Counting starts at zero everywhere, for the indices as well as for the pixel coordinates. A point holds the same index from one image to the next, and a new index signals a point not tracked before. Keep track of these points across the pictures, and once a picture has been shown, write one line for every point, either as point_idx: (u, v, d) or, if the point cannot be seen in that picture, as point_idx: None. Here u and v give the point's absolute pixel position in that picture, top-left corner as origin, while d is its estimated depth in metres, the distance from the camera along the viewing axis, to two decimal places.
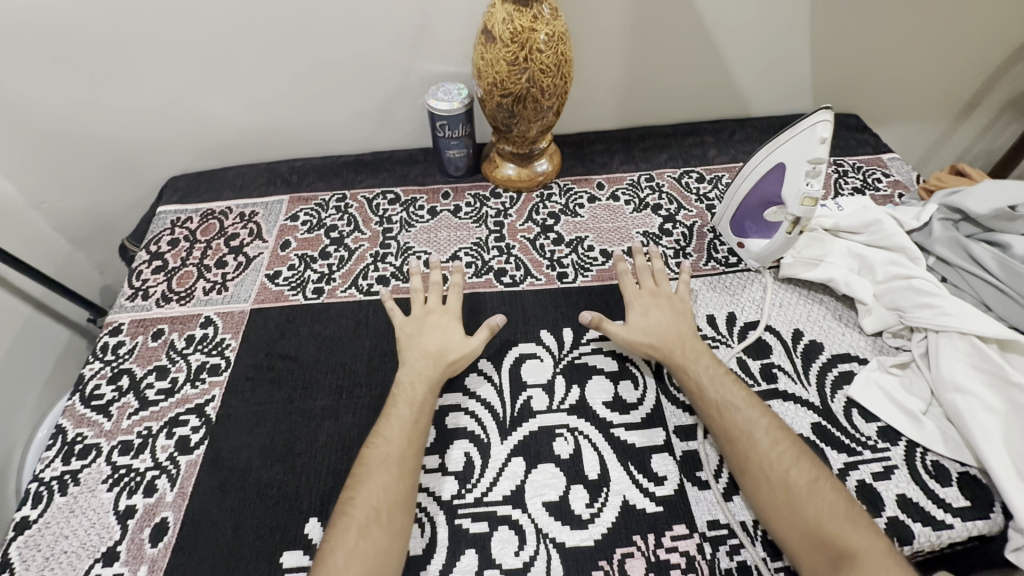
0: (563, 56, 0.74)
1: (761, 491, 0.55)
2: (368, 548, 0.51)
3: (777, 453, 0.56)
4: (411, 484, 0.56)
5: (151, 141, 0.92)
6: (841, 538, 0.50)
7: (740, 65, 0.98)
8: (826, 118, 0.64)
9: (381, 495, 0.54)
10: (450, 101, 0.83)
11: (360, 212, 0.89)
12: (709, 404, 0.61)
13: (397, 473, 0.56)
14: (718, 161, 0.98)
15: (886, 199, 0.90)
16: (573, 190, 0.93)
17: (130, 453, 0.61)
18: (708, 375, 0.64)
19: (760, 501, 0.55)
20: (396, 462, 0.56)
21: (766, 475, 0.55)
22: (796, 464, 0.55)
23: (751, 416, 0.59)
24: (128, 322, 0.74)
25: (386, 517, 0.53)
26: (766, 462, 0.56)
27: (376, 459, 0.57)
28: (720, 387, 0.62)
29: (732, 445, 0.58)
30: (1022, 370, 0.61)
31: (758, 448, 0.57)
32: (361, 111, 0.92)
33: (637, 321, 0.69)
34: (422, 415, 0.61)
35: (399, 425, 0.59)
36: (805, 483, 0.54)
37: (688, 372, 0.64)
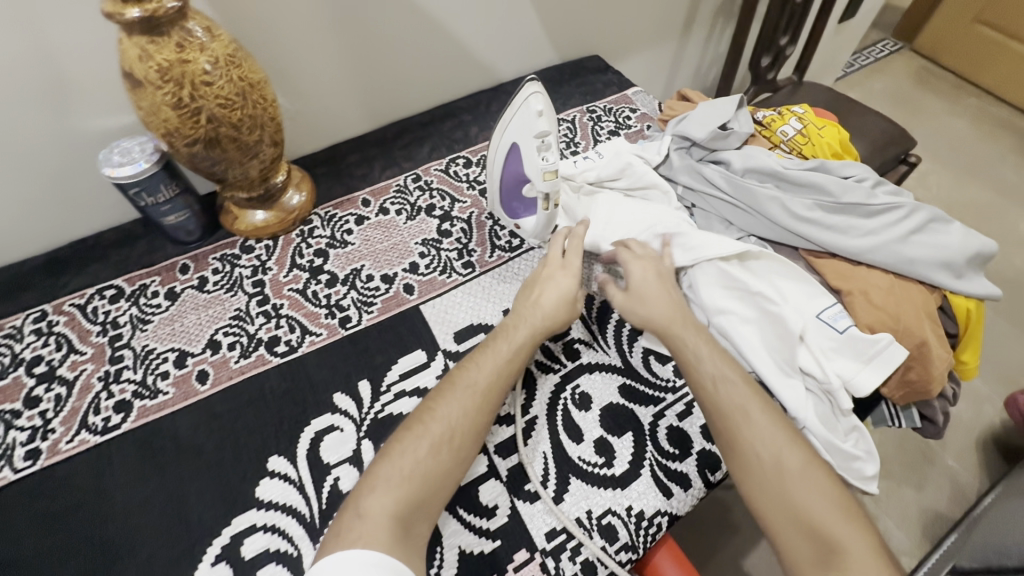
0: (245, 81, 0.62)
1: (751, 479, 0.52)
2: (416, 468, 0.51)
3: (772, 433, 0.53)
4: (489, 417, 0.56)
5: None
6: (824, 527, 0.49)
7: (471, 35, 0.93)
8: (538, 89, 0.63)
9: (460, 420, 0.54)
10: (136, 163, 0.66)
11: (72, 327, 0.70)
12: (701, 380, 0.58)
13: (480, 402, 0.56)
14: (481, 140, 0.94)
15: (638, 135, 0.94)
16: (336, 216, 0.82)
17: None
18: (696, 354, 0.59)
19: (749, 483, 0.53)
20: (481, 390, 0.57)
21: (760, 458, 0.53)
22: (790, 446, 0.53)
23: (746, 394, 0.56)
24: None
25: (460, 441, 0.54)
26: (760, 445, 0.53)
27: (465, 380, 0.57)
28: (719, 363, 0.58)
29: (722, 426, 0.55)
30: (764, 275, 0.66)
31: (752, 428, 0.54)
32: (25, 201, 0.71)
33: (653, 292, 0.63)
34: (517, 356, 0.60)
35: (495, 358, 0.59)
36: (799, 466, 0.52)
37: (681, 350, 0.60)
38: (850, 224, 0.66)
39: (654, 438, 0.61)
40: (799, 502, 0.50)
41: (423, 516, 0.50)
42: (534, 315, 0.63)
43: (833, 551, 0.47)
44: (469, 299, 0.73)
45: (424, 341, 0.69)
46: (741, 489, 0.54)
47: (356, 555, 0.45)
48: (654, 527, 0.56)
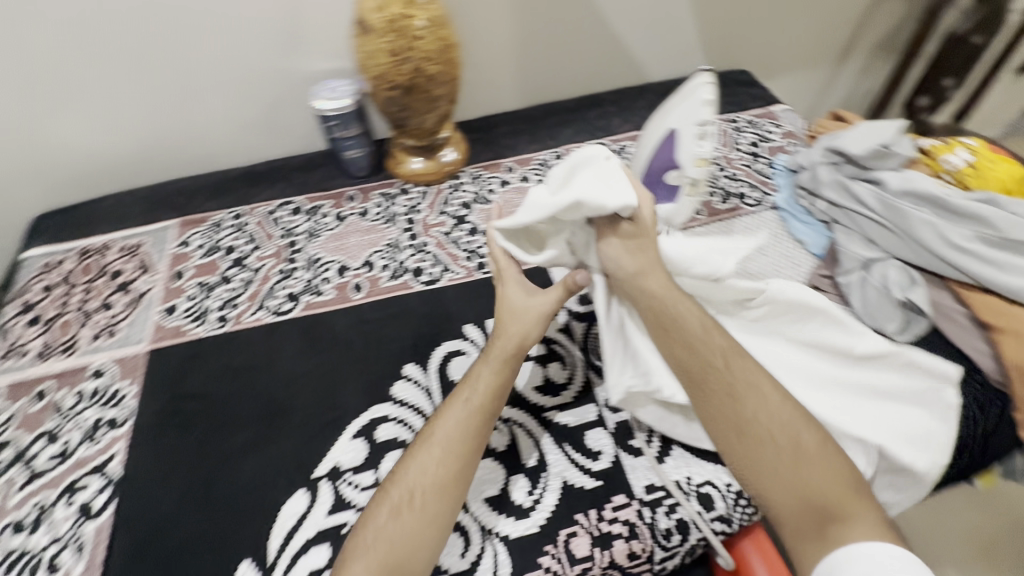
0: (446, 41, 0.71)
1: (756, 457, 0.51)
2: (401, 540, 0.48)
3: (782, 414, 0.52)
4: (459, 466, 0.51)
5: (11, 177, 0.83)
6: (835, 504, 0.48)
7: (630, 33, 0.99)
8: (709, 80, 0.67)
9: (421, 477, 0.50)
10: (339, 99, 0.78)
11: (260, 228, 0.83)
12: (705, 350, 0.56)
13: (442, 455, 0.52)
14: (622, 131, 0.98)
15: (779, 150, 0.95)
16: (483, 177, 0.91)
17: (24, 532, 0.55)
18: (703, 326, 0.57)
19: (738, 456, 0.52)
20: (448, 442, 0.52)
21: (772, 436, 0.51)
22: (803, 425, 0.52)
23: (753, 369, 0.55)
24: (5, 387, 0.66)
25: (421, 500, 0.49)
26: (770, 421, 0.52)
27: (443, 437, 0.52)
28: (711, 332, 0.57)
29: (728, 403, 0.54)
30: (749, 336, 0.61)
31: (765, 407, 0.53)
32: (245, 119, 0.86)
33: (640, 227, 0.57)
34: (483, 404, 0.55)
35: (461, 408, 0.54)
36: (813, 446, 0.51)
37: (682, 324, 0.57)
38: (1011, 262, 0.64)
39: None
40: (810, 479, 0.49)
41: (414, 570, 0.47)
42: (505, 345, 0.58)
43: (841, 524, 0.47)
44: None
45: None
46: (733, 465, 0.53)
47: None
48: (751, 508, 0.57)
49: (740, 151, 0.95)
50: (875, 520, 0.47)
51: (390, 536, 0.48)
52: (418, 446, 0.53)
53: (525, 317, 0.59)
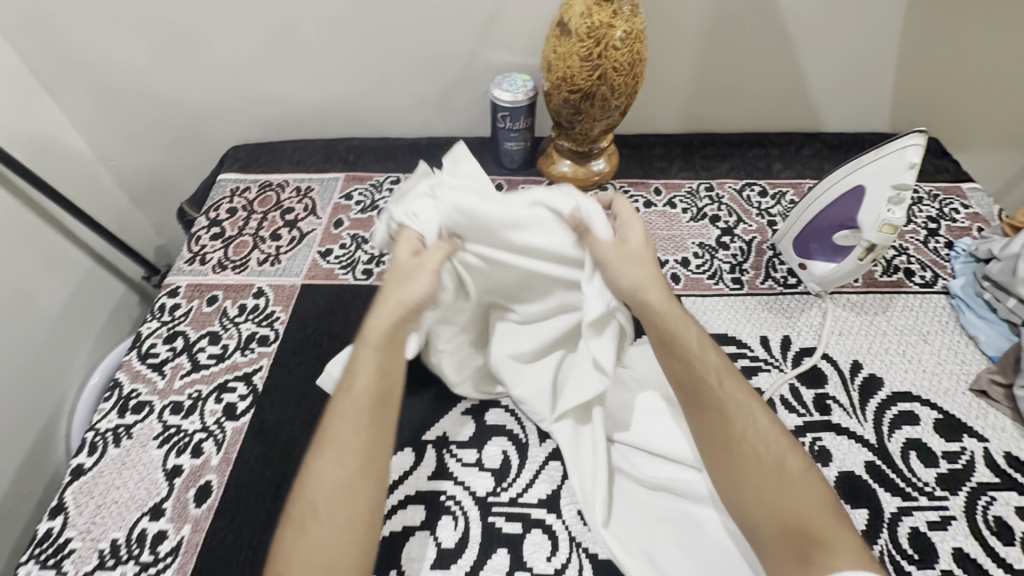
0: (638, 55, 0.72)
1: (743, 475, 0.49)
2: (323, 547, 0.44)
3: (772, 434, 0.51)
4: (367, 461, 0.49)
5: (222, 110, 0.96)
6: (818, 530, 0.45)
7: (813, 77, 0.94)
8: (918, 142, 0.62)
9: (331, 485, 0.47)
10: (514, 92, 0.81)
11: None
12: (695, 368, 0.55)
13: (344, 456, 0.48)
14: (783, 176, 0.93)
15: (963, 232, 0.85)
16: (629, 193, 0.90)
17: (180, 413, 0.62)
18: (700, 343, 0.56)
19: (726, 480, 0.50)
20: (349, 442, 0.49)
21: (757, 453, 0.50)
22: (790, 449, 0.50)
23: (746, 395, 0.53)
24: (185, 286, 0.75)
25: (326, 509, 0.46)
26: (756, 441, 0.50)
27: (335, 436, 0.49)
28: (705, 350, 0.56)
29: (714, 420, 0.52)
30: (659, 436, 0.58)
31: (752, 424, 0.51)
32: (423, 96, 0.92)
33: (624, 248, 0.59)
34: (379, 390, 0.52)
35: (355, 406, 0.51)
36: (799, 469, 0.49)
37: (680, 340, 0.56)
38: None
39: (892, 529, 0.57)
40: (791, 501, 0.47)
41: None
42: (386, 312, 0.55)
43: (821, 548, 0.44)
44: (730, 311, 0.75)
45: None
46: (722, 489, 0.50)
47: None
48: None
49: (914, 224, 0.86)
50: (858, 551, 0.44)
51: (307, 552, 0.44)
52: (314, 452, 0.49)
53: (410, 275, 0.56)
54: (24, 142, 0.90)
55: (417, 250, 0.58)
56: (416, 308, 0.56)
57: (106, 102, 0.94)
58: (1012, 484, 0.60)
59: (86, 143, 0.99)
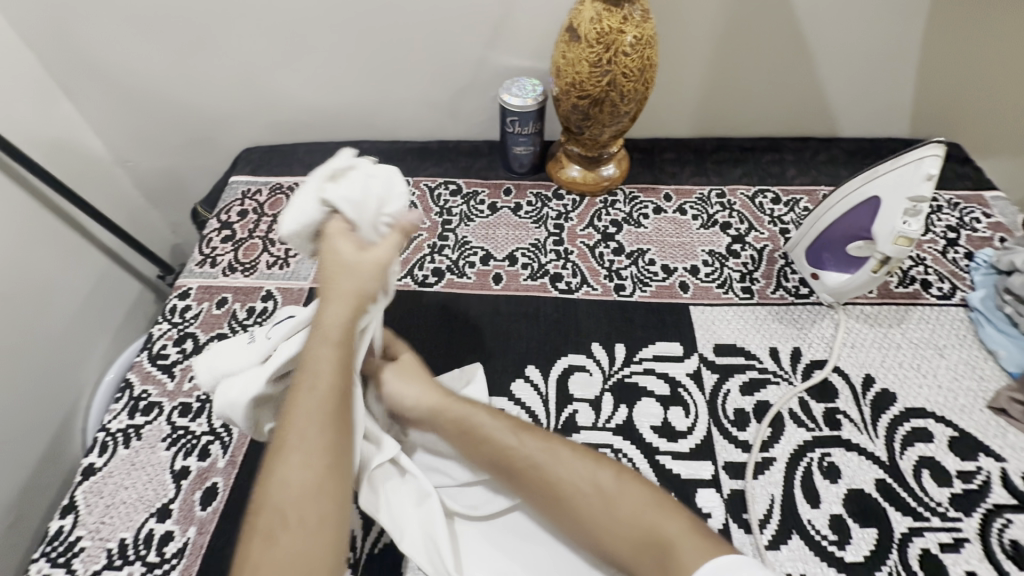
0: (648, 61, 0.71)
1: (577, 520, 0.51)
2: (300, 549, 0.44)
3: (572, 465, 0.53)
4: (332, 462, 0.48)
5: (235, 113, 0.97)
6: (655, 534, 0.48)
7: (830, 82, 0.92)
8: (936, 153, 0.60)
9: (297, 489, 0.46)
10: (523, 97, 0.81)
11: (422, 202, 0.88)
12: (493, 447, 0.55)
13: (311, 457, 0.48)
14: (797, 182, 0.91)
15: (983, 242, 0.82)
16: (638, 199, 0.89)
17: (188, 415, 0.63)
18: (488, 418, 0.57)
19: (574, 527, 0.51)
20: (319, 438, 0.48)
21: (581, 498, 0.51)
22: (594, 468, 0.52)
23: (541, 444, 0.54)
24: (196, 288, 0.77)
25: (294, 515, 0.45)
26: (573, 483, 0.52)
27: (298, 435, 0.48)
28: (478, 419, 0.57)
29: (536, 482, 0.53)
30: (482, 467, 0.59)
31: (567, 471, 0.52)
32: (432, 100, 0.92)
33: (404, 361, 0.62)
34: (339, 387, 0.51)
35: (313, 410, 0.49)
36: (612, 483, 0.51)
37: (469, 425, 0.57)
38: None
39: (902, 550, 0.55)
40: (632, 518, 0.49)
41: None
42: (339, 309, 0.53)
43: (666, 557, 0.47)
44: (739, 321, 0.74)
45: (685, 338, 0.72)
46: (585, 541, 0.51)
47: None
48: None
49: (933, 234, 0.84)
50: (695, 539, 0.47)
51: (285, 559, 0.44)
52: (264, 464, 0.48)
53: (368, 271, 0.54)
54: (44, 145, 0.92)
55: (360, 245, 0.56)
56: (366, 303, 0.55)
57: (121, 104, 0.96)
58: None
59: (104, 146, 1.02)
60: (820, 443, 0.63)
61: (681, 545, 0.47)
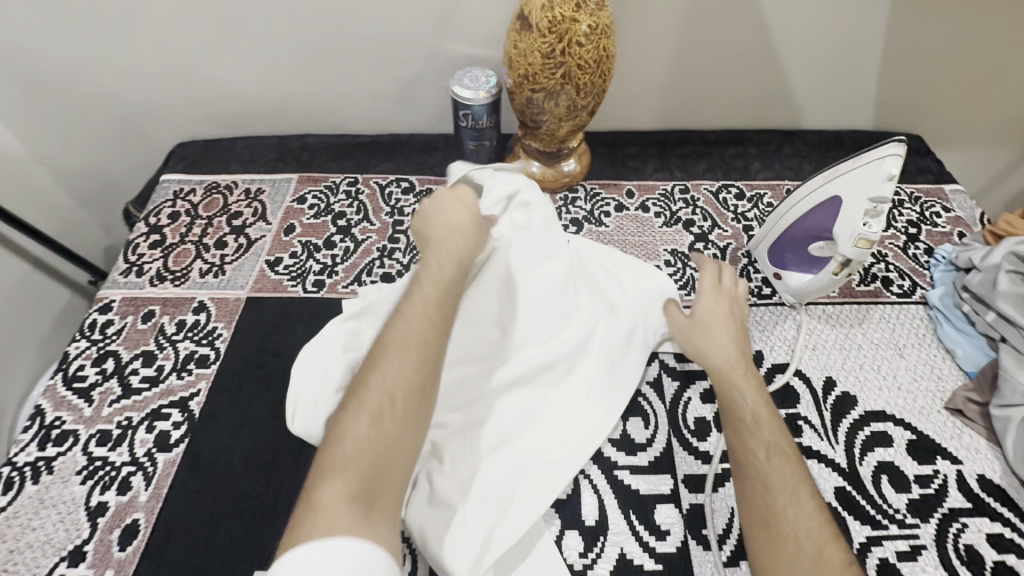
0: (604, 52, 0.67)
1: (776, 551, 0.47)
2: (395, 419, 0.46)
3: (806, 511, 0.49)
4: (425, 395, 0.48)
5: (166, 104, 0.89)
6: None
7: (794, 73, 0.89)
8: (898, 152, 0.58)
9: (389, 400, 0.47)
10: (476, 89, 0.76)
11: (372, 201, 0.83)
12: (744, 442, 0.54)
13: (417, 384, 0.48)
14: (761, 177, 0.89)
15: (943, 238, 0.81)
16: (600, 195, 0.85)
17: (107, 444, 0.58)
18: (756, 414, 0.55)
19: (761, 556, 0.48)
20: (416, 361, 0.49)
21: (797, 534, 0.47)
22: (819, 528, 0.47)
23: (786, 470, 0.51)
24: (119, 300, 0.70)
25: (391, 415, 0.46)
26: (795, 517, 0.48)
27: (393, 355, 0.49)
28: (762, 425, 0.54)
29: (756, 494, 0.51)
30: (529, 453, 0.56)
31: (797, 505, 0.49)
32: (382, 91, 0.86)
33: (703, 314, 0.64)
34: (442, 322, 0.53)
35: (416, 335, 0.51)
36: (838, 561, 0.45)
37: (736, 408, 0.56)
38: None
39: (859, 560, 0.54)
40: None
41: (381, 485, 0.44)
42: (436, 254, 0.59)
43: None
44: None
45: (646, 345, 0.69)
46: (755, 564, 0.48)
47: (338, 546, 0.37)
48: None
49: (894, 229, 0.83)
50: None
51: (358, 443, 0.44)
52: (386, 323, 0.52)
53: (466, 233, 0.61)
54: None
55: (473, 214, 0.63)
56: (466, 266, 0.60)
57: (36, 95, 0.87)
58: (984, 510, 0.57)
59: (18, 139, 0.92)
60: None
61: None
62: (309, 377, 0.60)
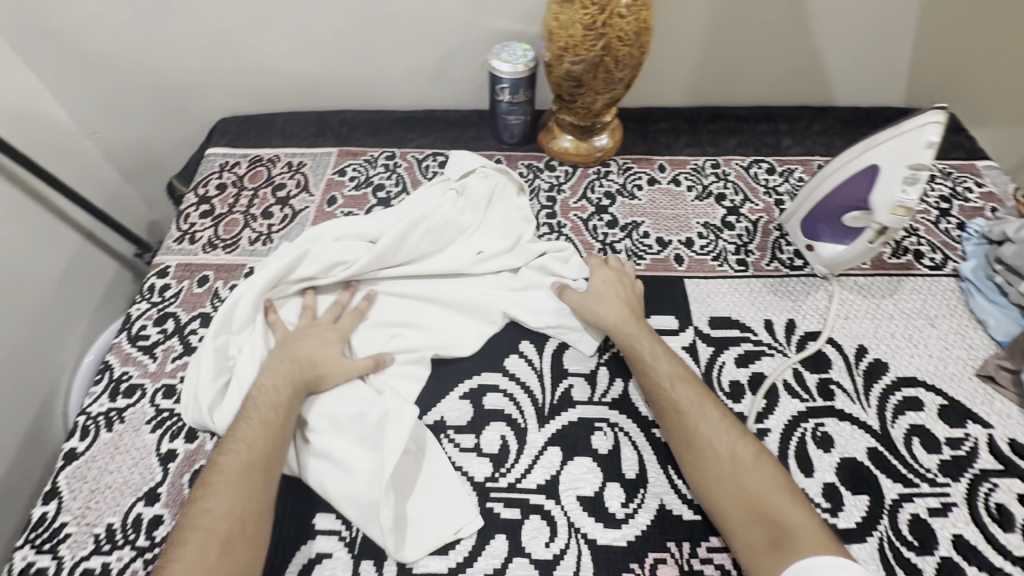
0: (644, 24, 0.68)
1: (707, 469, 0.53)
2: (237, 511, 0.49)
3: (719, 425, 0.55)
4: (264, 490, 0.51)
5: (209, 81, 0.92)
6: (776, 512, 0.50)
7: (828, 49, 0.89)
8: (937, 120, 0.59)
9: (228, 510, 0.48)
10: (514, 63, 0.77)
11: (409, 173, 0.85)
12: (654, 381, 0.59)
13: (248, 486, 0.50)
14: (792, 153, 0.89)
15: (975, 213, 0.82)
16: (632, 170, 0.87)
17: (172, 397, 0.61)
18: (655, 355, 0.61)
19: (697, 480, 0.54)
20: (245, 471, 0.51)
21: (717, 449, 0.54)
22: (734, 437, 0.54)
23: (690, 396, 0.57)
24: (175, 266, 0.73)
25: (248, 524, 0.49)
26: (714, 434, 0.55)
27: (224, 473, 0.50)
28: (661, 364, 0.60)
29: (675, 422, 0.56)
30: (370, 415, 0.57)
31: (708, 424, 0.55)
32: (418, 67, 0.88)
33: (596, 286, 0.66)
34: (275, 423, 0.54)
35: (245, 449, 0.52)
36: (751, 457, 0.53)
37: (638, 355, 0.61)
38: None
39: (892, 516, 0.56)
40: (750, 488, 0.51)
41: (248, 547, 0.48)
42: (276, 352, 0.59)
43: (784, 536, 0.48)
44: (734, 294, 0.73)
45: (681, 313, 0.71)
46: (694, 488, 0.54)
47: None
48: None
49: (925, 204, 0.83)
50: (813, 528, 0.48)
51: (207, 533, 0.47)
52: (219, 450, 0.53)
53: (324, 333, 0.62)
54: (8, 117, 0.87)
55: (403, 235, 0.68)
56: (303, 343, 0.60)
57: (86, 72, 0.90)
58: (1015, 471, 0.59)
59: (71, 117, 0.96)
60: (815, 412, 0.63)
61: (803, 533, 0.48)
62: (193, 375, 0.61)
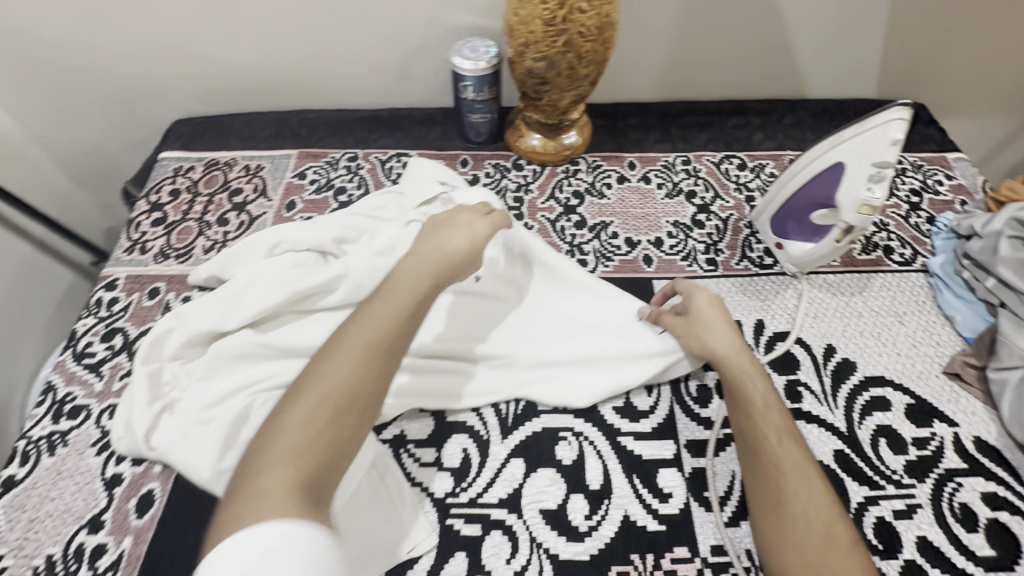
0: (606, 18, 0.66)
1: (788, 535, 0.48)
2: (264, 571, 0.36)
3: (817, 496, 0.49)
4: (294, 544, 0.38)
5: (160, 81, 0.87)
6: None
7: (798, 41, 0.88)
8: (902, 116, 0.58)
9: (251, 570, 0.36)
10: (476, 60, 0.75)
11: (372, 175, 0.82)
12: (755, 428, 0.53)
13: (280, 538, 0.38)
14: (763, 147, 0.88)
15: (945, 206, 0.81)
16: (601, 168, 0.85)
17: None
18: (765, 401, 0.54)
19: (771, 540, 0.48)
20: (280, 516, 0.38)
21: (807, 517, 0.48)
22: (828, 513, 0.48)
23: (795, 456, 0.51)
24: (124, 277, 0.70)
25: None
26: (807, 500, 0.49)
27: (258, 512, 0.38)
28: (768, 413, 0.53)
29: (766, 474, 0.51)
30: None
31: (807, 490, 0.49)
32: (380, 63, 0.85)
33: (699, 311, 0.60)
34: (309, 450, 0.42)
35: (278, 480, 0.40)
36: (842, 539, 0.47)
37: (744, 394, 0.55)
38: None
39: (858, 519, 0.56)
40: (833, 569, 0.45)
41: None
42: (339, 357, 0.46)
43: None
44: None
45: None
46: (765, 548, 0.49)
47: None
48: None
49: (896, 198, 0.83)
50: None
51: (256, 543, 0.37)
52: (244, 480, 0.41)
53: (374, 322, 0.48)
54: None
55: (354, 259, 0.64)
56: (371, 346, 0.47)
57: (28, 73, 0.86)
58: (980, 470, 0.59)
59: (15, 119, 0.91)
60: None
61: None
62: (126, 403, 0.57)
